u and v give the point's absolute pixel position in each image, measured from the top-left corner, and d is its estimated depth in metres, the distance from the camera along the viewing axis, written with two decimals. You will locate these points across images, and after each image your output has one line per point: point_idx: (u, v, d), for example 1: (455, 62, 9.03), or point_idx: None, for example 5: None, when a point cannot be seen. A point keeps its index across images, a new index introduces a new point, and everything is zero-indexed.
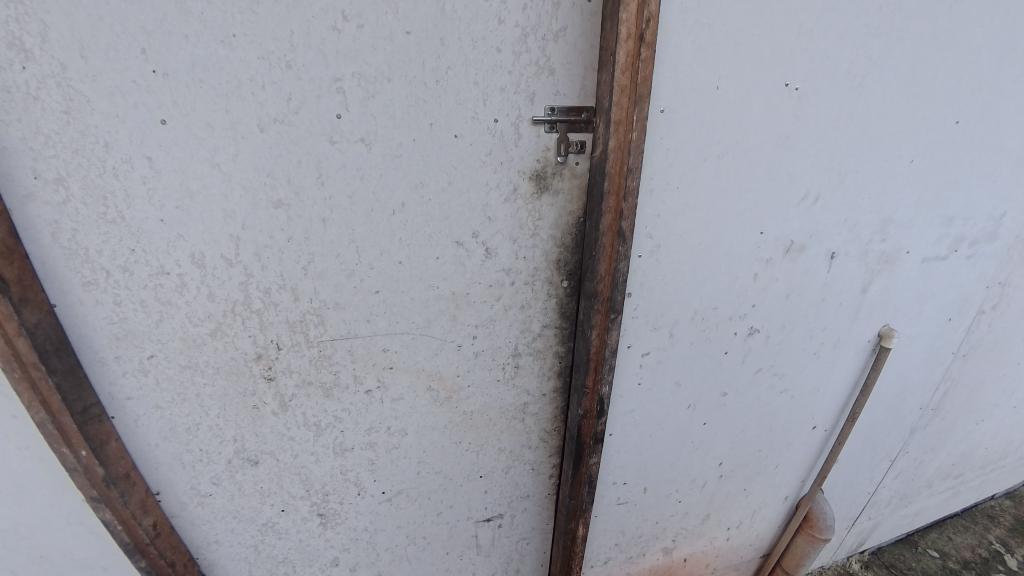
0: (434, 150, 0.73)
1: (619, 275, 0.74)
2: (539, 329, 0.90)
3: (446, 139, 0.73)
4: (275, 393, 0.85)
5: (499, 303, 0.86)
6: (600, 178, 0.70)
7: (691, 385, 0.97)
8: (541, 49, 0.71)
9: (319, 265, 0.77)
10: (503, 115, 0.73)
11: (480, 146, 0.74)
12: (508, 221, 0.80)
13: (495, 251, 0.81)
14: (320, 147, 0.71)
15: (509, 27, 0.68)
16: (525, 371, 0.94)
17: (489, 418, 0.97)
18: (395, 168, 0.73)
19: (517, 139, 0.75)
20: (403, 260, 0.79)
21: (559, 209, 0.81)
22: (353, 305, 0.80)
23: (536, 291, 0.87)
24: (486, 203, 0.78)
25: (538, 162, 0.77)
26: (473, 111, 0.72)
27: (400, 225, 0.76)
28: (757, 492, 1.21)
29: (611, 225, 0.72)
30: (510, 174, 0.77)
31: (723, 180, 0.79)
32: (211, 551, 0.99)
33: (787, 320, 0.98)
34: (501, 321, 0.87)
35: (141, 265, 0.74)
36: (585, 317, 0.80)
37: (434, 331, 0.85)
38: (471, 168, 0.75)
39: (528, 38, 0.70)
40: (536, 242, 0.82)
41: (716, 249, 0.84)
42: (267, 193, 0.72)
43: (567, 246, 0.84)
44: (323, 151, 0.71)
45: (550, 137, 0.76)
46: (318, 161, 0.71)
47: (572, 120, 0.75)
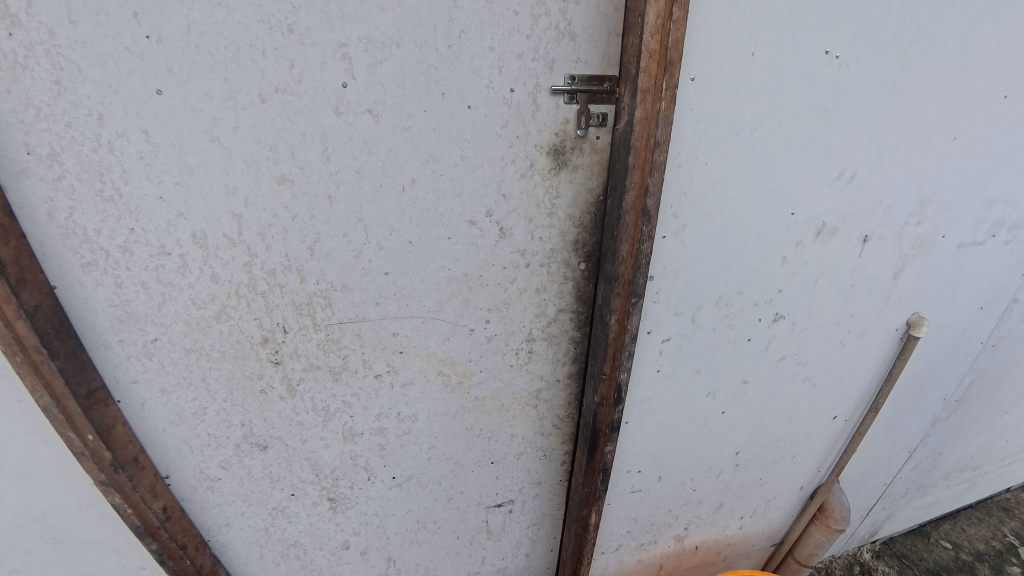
0: (446, 123, 0.69)
1: (642, 256, 0.70)
2: (554, 313, 0.86)
3: (459, 110, 0.68)
4: (282, 378, 0.82)
5: (513, 286, 0.82)
6: (624, 152, 0.65)
7: (712, 373, 0.93)
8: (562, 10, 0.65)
9: (325, 245, 0.73)
10: (520, 85, 0.68)
11: (496, 118, 0.70)
12: (524, 199, 0.75)
13: (509, 231, 0.77)
14: (326, 118, 0.66)
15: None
16: (539, 357, 0.90)
17: (501, 404, 0.94)
18: (404, 141, 0.69)
19: (534, 111, 0.70)
20: (413, 240, 0.75)
21: (578, 186, 0.77)
22: (361, 288, 0.76)
23: (551, 273, 0.83)
24: (501, 179, 0.73)
25: (557, 136, 0.72)
26: (488, 79, 0.67)
27: (410, 203, 0.72)
28: (773, 481, 1.18)
29: (636, 202, 0.67)
30: (526, 149, 0.72)
31: (755, 155, 0.73)
32: (222, 534, 0.99)
33: (814, 306, 0.93)
34: (516, 305, 0.84)
35: (141, 245, 0.71)
36: (604, 301, 0.76)
37: (445, 315, 0.81)
38: (485, 142, 0.71)
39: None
40: (553, 222, 0.78)
41: (744, 230, 0.79)
42: (270, 168, 0.68)
43: (585, 226, 0.80)
44: (329, 122, 0.67)
45: (569, 108, 0.71)
46: (323, 134, 0.67)
47: (593, 90, 0.70)
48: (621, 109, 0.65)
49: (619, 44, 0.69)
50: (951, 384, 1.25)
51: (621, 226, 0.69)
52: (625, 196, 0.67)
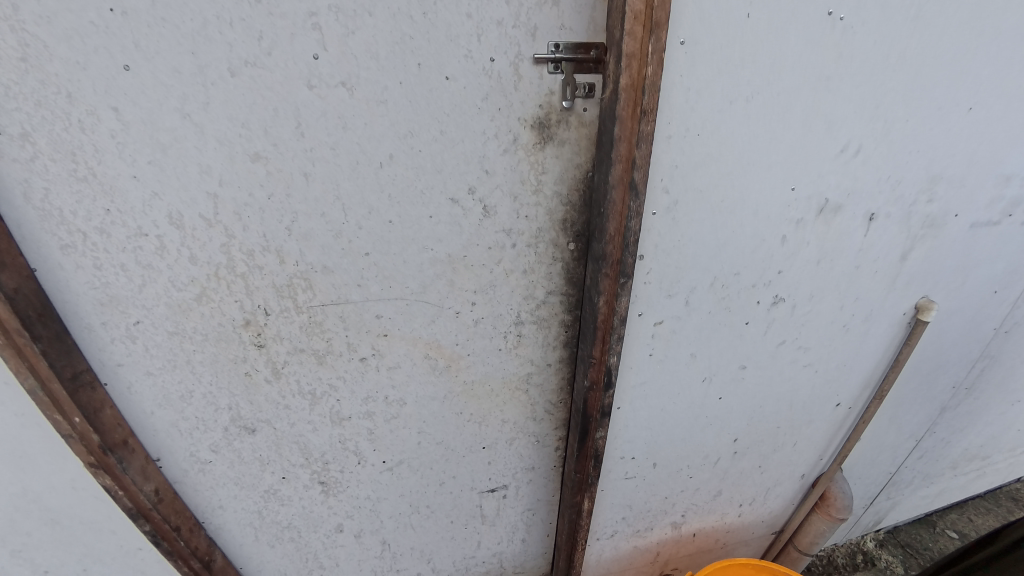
0: (424, 96, 0.66)
1: (630, 232, 0.67)
2: (543, 295, 0.84)
3: (437, 82, 0.65)
4: (267, 361, 0.81)
5: (500, 267, 0.79)
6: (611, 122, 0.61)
7: (707, 357, 0.90)
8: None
9: (304, 226, 0.71)
10: (501, 54, 0.65)
11: (476, 89, 0.66)
12: (508, 176, 0.73)
13: (493, 209, 0.74)
14: (299, 92, 0.64)
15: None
16: (528, 340, 0.88)
17: (491, 388, 0.93)
18: (382, 116, 0.66)
19: (517, 82, 0.67)
20: (394, 220, 0.72)
21: (565, 161, 0.74)
22: (342, 269, 0.74)
23: (539, 254, 0.80)
24: (483, 155, 0.70)
25: (541, 108, 0.69)
26: (466, 49, 0.64)
27: (390, 181, 0.70)
28: (772, 469, 1.15)
29: (623, 176, 0.63)
30: (509, 122, 0.69)
31: (751, 127, 0.69)
32: (216, 516, 0.99)
33: (815, 289, 0.89)
34: (502, 287, 0.82)
35: (118, 227, 0.69)
36: (593, 282, 0.73)
37: (430, 297, 0.80)
38: (465, 116, 0.68)
39: None
40: (539, 200, 0.75)
41: (740, 207, 0.75)
42: (244, 145, 0.66)
43: (573, 204, 0.77)
44: (303, 96, 0.64)
45: (554, 79, 0.68)
46: (297, 109, 0.65)
47: (579, 59, 0.66)
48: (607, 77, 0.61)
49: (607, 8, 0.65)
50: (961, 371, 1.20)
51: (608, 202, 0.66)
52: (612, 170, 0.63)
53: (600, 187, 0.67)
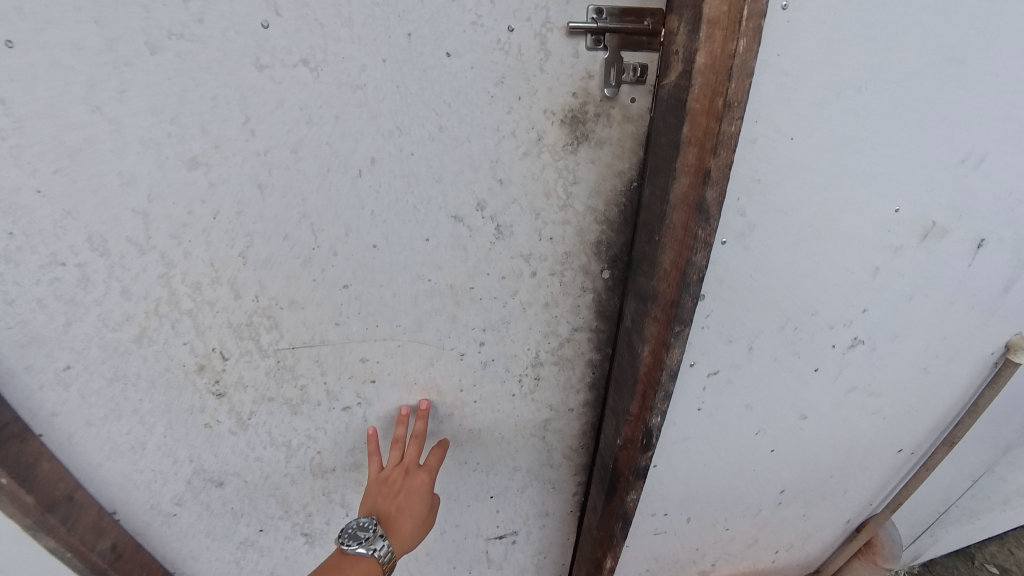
0: (415, 78, 0.48)
1: (691, 273, 0.48)
2: (567, 333, 0.68)
3: (433, 59, 0.48)
4: (230, 410, 0.66)
5: (514, 299, 0.63)
6: (676, 117, 0.43)
7: (762, 408, 0.73)
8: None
9: (263, 250, 0.55)
10: (522, 20, 0.47)
11: (487, 69, 0.49)
12: (526, 186, 0.55)
13: (507, 229, 0.57)
14: (249, 76, 0.47)
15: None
16: (547, 383, 0.73)
17: (501, 436, 0.77)
18: (361, 108, 0.49)
19: (543, 61, 0.49)
20: (378, 243, 0.56)
21: (602, 169, 0.56)
22: (315, 305, 0.58)
23: (564, 283, 0.63)
24: (495, 159, 0.53)
25: (574, 97, 0.51)
26: (474, 11, 0.46)
27: (372, 194, 0.53)
28: (817, 516, 0.99)
29: (688, 195, 0.45)
30: (531, 115, 0.51)
31: (856, 126, 0.51)
32: (188, 568, 0.86)
33: (900, 327, 0.71)
34: (517, 323, 0.65)
35: (28, 252, 0.52)
36: (635, 324, 0.57)
37: (426, 336, 0.63)
38: (472, 107, 0.50)
39: None
40: (567, 217, 0.58)
41: (828, 232, 0.58)
42: (176, 148, 0.49)
43: (610, 222, 0.59)
44: (253, 80, 0.47)
45: (592, 57, 0.50)
46: (243, 98, 0.48)
47: (628, 30, 0.48)
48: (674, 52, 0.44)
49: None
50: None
51: (664, 229, 0.48)
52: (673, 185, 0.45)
53: (654, 207, 0.49)
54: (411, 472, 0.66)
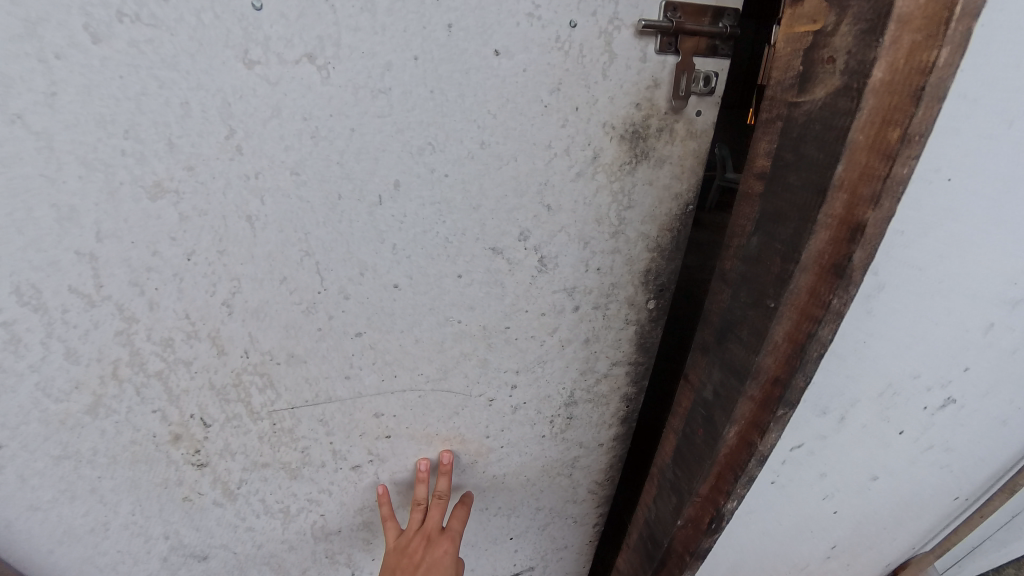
0: (453, 83, 0.39)
1: (810, 356, 0.34)
2: (604, 368, 0.60)
3: (476, 58, 0.38)
4: (213, 481, 0.53)
5: (552, 337, 0.55)
6: (825, 153, 0.29)
7: (840, 472, 0.68)
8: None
9: (254, 296, 0.44)
10: (587, 15, 0.39)
11: (542, 73, 0.40)
12: (576, 212, 0.47)
13: (551, 262, 0.49)
14: (236, 77, 0.36)
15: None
16: (579, 421, 0.65)
17: (526, 478, 0.69)
18: (384, 123, 0.39)
19: (607, 66, 0.41)
20: (399, 282, 0.46)
21: (659, 191, 0.48)
22: (320, 358, 0.48)
23: (607, 317, 0.55)
24: (545, 181, 0.44)
25: (637, 110, 0.43)
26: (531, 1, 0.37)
27: (392, 226, 0.43)
28: (860, 564, 0.95)
29: (826, 256, 0.32)
30: (588, 131, 0.43)
31: (1004, 187, 0.47)
32: None
33: (988, 388, 0.68)
34: (553, 362, 0.57)
35: None
36: (706, 405, 0.43)
37: (452, 384, 0.54)
38: (521, 119, 0.41)
39: None
40: (617, 245, 0.50)
41: (946, 298, 0.53)
42: (134, 169, 0.37)
43: (662, 250, 0.52)
44: (242, 81, 0.36)
45: (661, 63, 0.42)
46: (225, 103, 0.37)
47: (703, 33, 0.41)
48: (821, 57, 0.30)
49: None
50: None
51: (776, 299, 0.34)
52: (804, 243, 0.32)
53: (759, 266, 0.36)
54: (432, 539, 0.58)
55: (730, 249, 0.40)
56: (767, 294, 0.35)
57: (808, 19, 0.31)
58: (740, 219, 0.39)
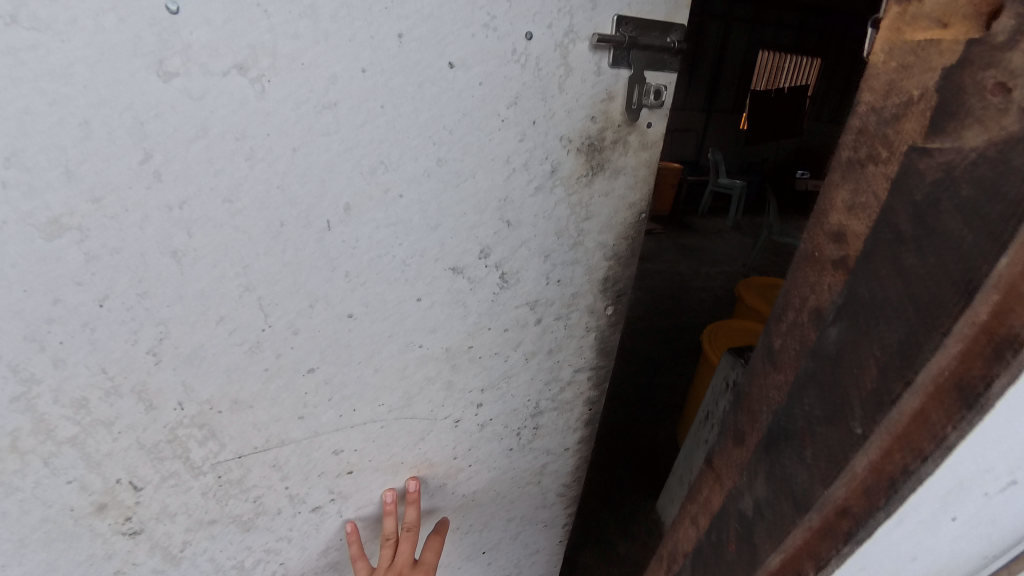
0: (406, 96, 0.36)
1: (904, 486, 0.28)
2: (569, 375, 0.60)
3: (430, 70, 0.36)
4: (151, 547, 0.47)
5: (518, 352, 0.54)
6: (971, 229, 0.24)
7: None
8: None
9: (187, 339, 0.39)
10: (543, 29, 0.38)
11: (501, 89, 0.39)
12: (537, 226, 0.46)
13: (514, 277, 0.48)
14: (150, 91, 0.31)
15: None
16: (546, 430, 0.65)
17: (497, 492, 0.68)
18: (328, 141, 0.36)
19: (564, 80, 0.40)
20: (354, 311, 0.43)
21: (616, 200, 0.48)
22: (272, 397, 0.44)
23: (570, 326, 0.55)
24: (505, 197, 0.43)
25: (594, 123, 0.43)
26: (484, 12, 0.36)
27: (346, 251, 0.40)
28: None
29: (948, 371, 0.25)
30: (546, 145, 0.42)
31: None
32: None
33: None
34: (520, 376, 0.56)
35: None
36: (745, 517, 0.37)
37: (417, 410, 0.52)
38: (479, 134, 0.40)
39: None
40: (577, 256, 0.50)
41: None
42: (17, 201, 0.31)
43: (620, 257, 0.52)
44: (159, 96, 0.32)
45: (615, 77, 0.42)
46: (137, 120, 0.32)
47: (650, 49, 0.42)
48: (980, 85, 0.24)
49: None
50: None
51: (863, 420, 0.29)
52: (918, 358, 0.26)
53: (841, 368, 0.30)
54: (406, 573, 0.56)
55: (806, 332, 0.34)
56: (851, 407, 0.30)
57: (934, 22, 0.27)
58: (822, 297, 0.33)
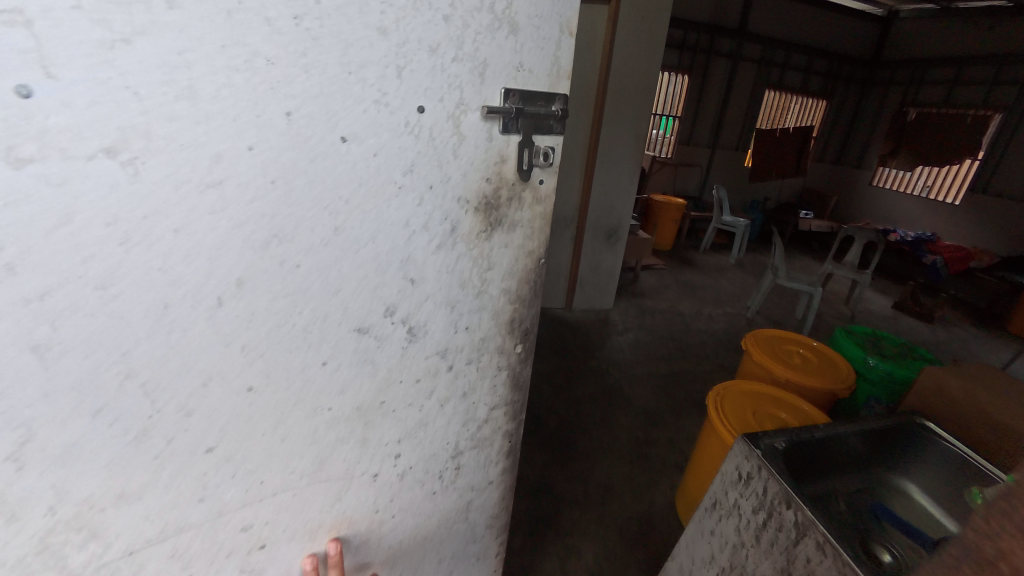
0: (304, 155, 0.55)
1: None
2: (489, 356, 0.80)
3: (333, 139, 0.56)
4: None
5: (446, 335, 0.73)
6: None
7: None
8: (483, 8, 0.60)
9: (116, 420, 0.54)
10: (443, 103, 0.61)
11: (375, 144, 0.58)
12: (458, 240, 0.68)
13: (431, 279, 0.68)
14: (87, 176, 0.46)
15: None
16: (476, 407, 0.82)
17: (432, 471, 0.83)
18: (226, 162, 0.51)
19: (462, 140, 0.64)
20: (243, 280, 0.56)
21: (518, 217, 0.73)
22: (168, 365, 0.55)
23: (487, 316, 0.76)
24: (406, 251, 0.65)
25: (494, 169, 0.68)
26: (379, 90, 0.56)
27: (261, 257, 0.56)
28: None
29: None
30: (459, 186, 0.66)
31: None
32: None
33: None
34: (451, 355, 0.75)
35: None
36: None
37: (324, 441, 0.69)
38: (377, 202, 0.60)
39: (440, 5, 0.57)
40: (489, 260, 0.72)
41: None
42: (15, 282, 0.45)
43: (521, 260, 0.76)
44: (93, 191, 0.46)
45: (508, 137, 0.67)
46: (82, 202, 0.46)
47: (537, 118, 0.68)
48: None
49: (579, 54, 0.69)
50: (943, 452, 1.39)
51: None
52: None
53: None
54: None
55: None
56: None
57: None
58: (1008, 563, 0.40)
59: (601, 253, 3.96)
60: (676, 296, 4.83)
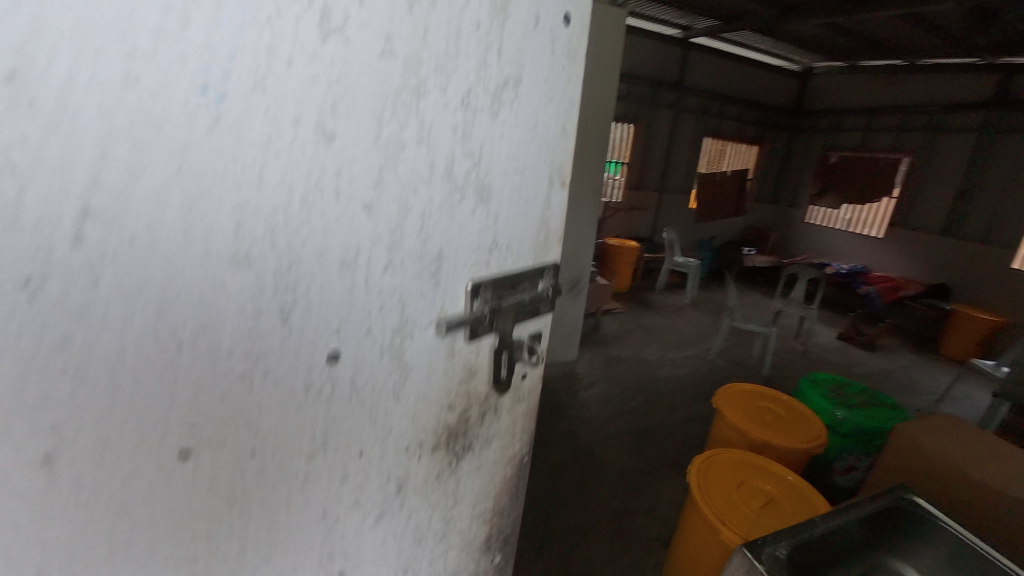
0: (197, 432, 0.44)
1: None
2: (467, 537, 0.82)
3: (225, 385, 0.45)
4: None
5: (424, 538, 0.73)
6: None
7: None
8: (461, 194, 0.60)
9: None
10: (407, 338, 0.59)
11: (289, 391, 0.50)
12: (433, 456, 0.69)
13: (415, 494, 0.68)
14: None
15: (424, 151, 0.54)
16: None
17: None
18: (185, 339, 0.41)
19: (435, 366, 0.65)
20: (190, 446, 0.44)
21: (495, 411, 0.77)
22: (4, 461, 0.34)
23: (467, 502, 0.79)
24: (353, 496, 0.60)
25: (469, 380, 0.71)
26: (274, 296, 0.46)
27: (210, 486, 0.46)
28: None
29: None
30: (436, 406, 0.67)
31: None
32: None
33: None
34: (428, 554, 0.75)
35: None
36: None
37: None
38: (290, 458, 0.52)
39: (353, 242, 0.50)
40: (467, 458, 0.76)
41: None
42: None
43: (498, 441, 0.81)
44: None
45: (485, 347, 0.71)
46: None
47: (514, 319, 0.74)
48: None
49: (555, 223, 0.76)
50: (947, 537, 1.39)
51: None
52: None
53: None
54: None
55: None
56: None
57: None
58: None
59: (565, 305, 3.91)
60: (638, 341, 4.86)
